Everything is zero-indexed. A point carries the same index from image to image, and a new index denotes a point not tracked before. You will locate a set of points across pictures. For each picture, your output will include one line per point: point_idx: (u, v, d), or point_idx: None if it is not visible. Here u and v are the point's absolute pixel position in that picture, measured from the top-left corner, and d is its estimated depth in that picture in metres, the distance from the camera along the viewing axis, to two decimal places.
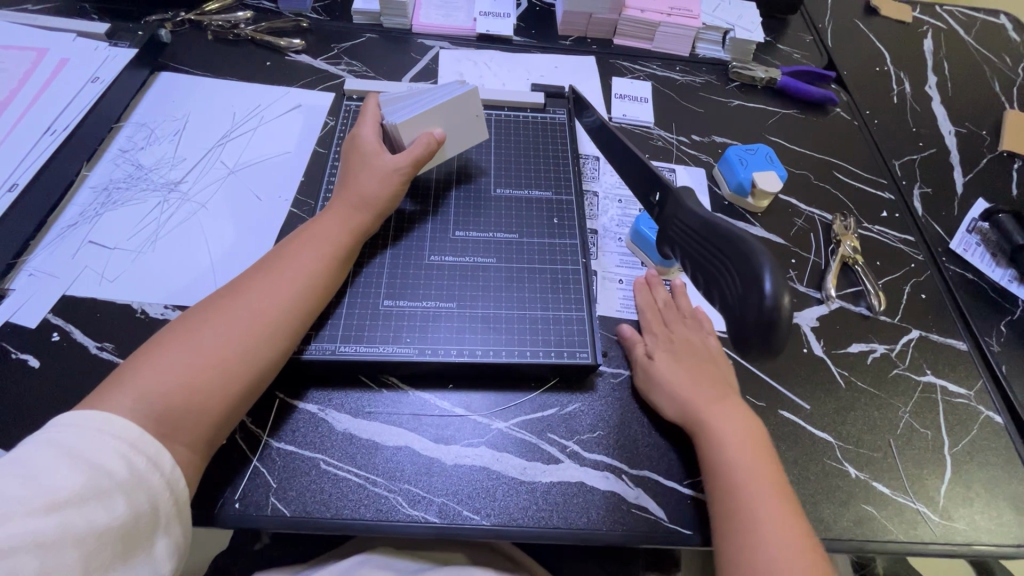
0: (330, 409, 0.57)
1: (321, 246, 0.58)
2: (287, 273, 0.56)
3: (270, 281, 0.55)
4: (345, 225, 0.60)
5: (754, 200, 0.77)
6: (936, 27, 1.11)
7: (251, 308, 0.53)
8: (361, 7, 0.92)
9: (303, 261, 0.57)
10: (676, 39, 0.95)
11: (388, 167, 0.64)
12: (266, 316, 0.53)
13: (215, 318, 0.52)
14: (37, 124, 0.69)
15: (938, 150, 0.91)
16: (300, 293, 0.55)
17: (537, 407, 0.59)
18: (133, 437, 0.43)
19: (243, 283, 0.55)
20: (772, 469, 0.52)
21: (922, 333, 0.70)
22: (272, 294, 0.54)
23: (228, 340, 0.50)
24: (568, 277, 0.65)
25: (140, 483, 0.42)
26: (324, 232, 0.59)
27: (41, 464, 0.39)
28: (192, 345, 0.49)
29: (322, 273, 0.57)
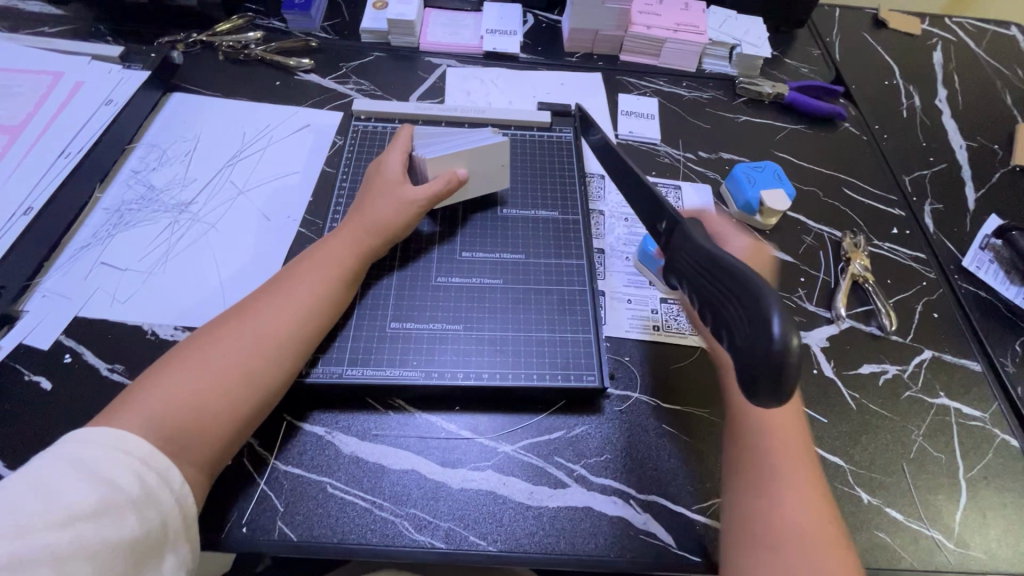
0: (337, 432, 0.57)
1: (326, 268, 0.58)
2: (291, 294, 0.56)
3: (276, 303, 0.55)
4: (353, 249, 0.61)
5: (762, 218, 0.76)
6: (946, 39, 1.10)
7: (257, 329, 0.53)
8: (370, 26, 0.93)
9: (311, 283, 0.57)
10: (682, 55, 0.96)
11: (405, 196, 0.65)
12: (272, 338, 0.53)
13: (223, 338, 0.52)
14: (51, 147, 0.70)
15: (948, 165, 0.90)
16: (304, 314, 0.55)
17: (543, 430, 0.59)
18: (144, 454, 0.43)
19: (250, 303, 0.55)
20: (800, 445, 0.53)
21: (934, 353, 0.69)
22: (277, 316, 0.54)
23: (234, 362, 0.51)
24: (574, 298, 0.65)
25: (152, 499, 0.42)
26: (333, 252, 0.60)
27: (55, 478, 0.39)
28: (198, 366, 0.50)
29: (327, 295, 0.57)
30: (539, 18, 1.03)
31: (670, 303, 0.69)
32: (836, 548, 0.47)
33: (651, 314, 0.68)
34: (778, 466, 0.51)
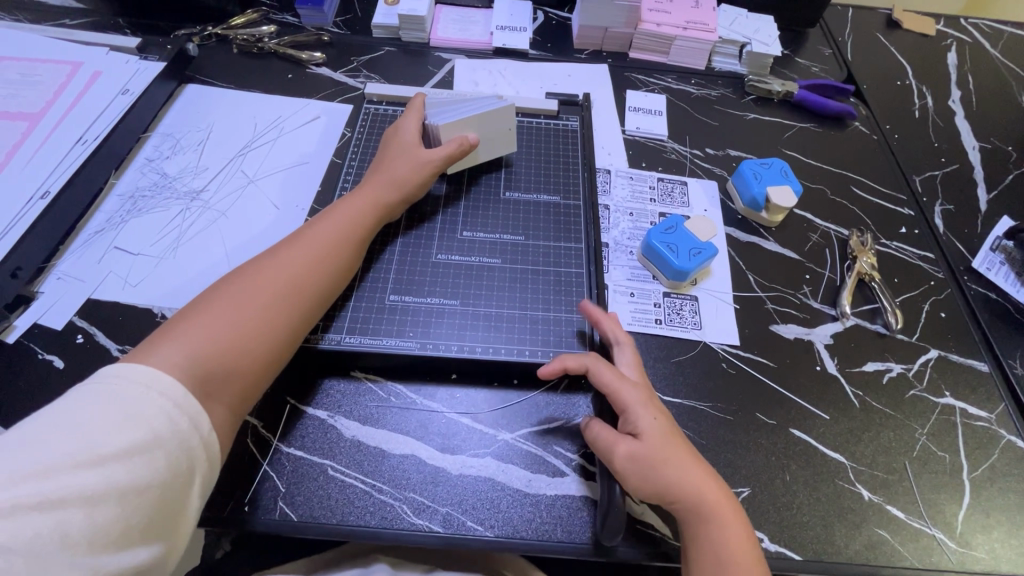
0: (339, 416, 0.58)
1: (347, 222, 0.60)
2: (313, 244, 0.57)
3: (298, 254, 0.56)
4: (371, 209, 0.62)
5: (769, 215, 0.76)
6: (961, 40, 1.09)
7: (282, 276, 0.54)
8: (381, 21, 0.94)
9: (332, 238, 0.58)
10: (692, 53, 0.96)
11: (422, 158, 0.66)
12: (297, 286, 0.54)
13: (249, 283, 0.53)
14: (69, 134, 0.71)
15: (960, 165, 0.89)
16: (326, 264, 0.57)
17: (543, 419, 0.59)
18: (177, 398, 0.43)
19: (272, 253, 0.56)
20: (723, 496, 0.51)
21: (940, 352, 0.68)
22: (301, 264, 0.55)
23: (261, 306, 0.52)
24: (570, 282, 0.66)
25: (181, 444, 0.41)
26: (352, 208, 0.61)
27: (86, 416, 0.39)
28: (225, 311, 0.50)
29: (347, 250, 0.59)
30: (549, 15, 1.03)
31: (673, 297, 0.70)
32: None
33: (654, 306, 0.69)
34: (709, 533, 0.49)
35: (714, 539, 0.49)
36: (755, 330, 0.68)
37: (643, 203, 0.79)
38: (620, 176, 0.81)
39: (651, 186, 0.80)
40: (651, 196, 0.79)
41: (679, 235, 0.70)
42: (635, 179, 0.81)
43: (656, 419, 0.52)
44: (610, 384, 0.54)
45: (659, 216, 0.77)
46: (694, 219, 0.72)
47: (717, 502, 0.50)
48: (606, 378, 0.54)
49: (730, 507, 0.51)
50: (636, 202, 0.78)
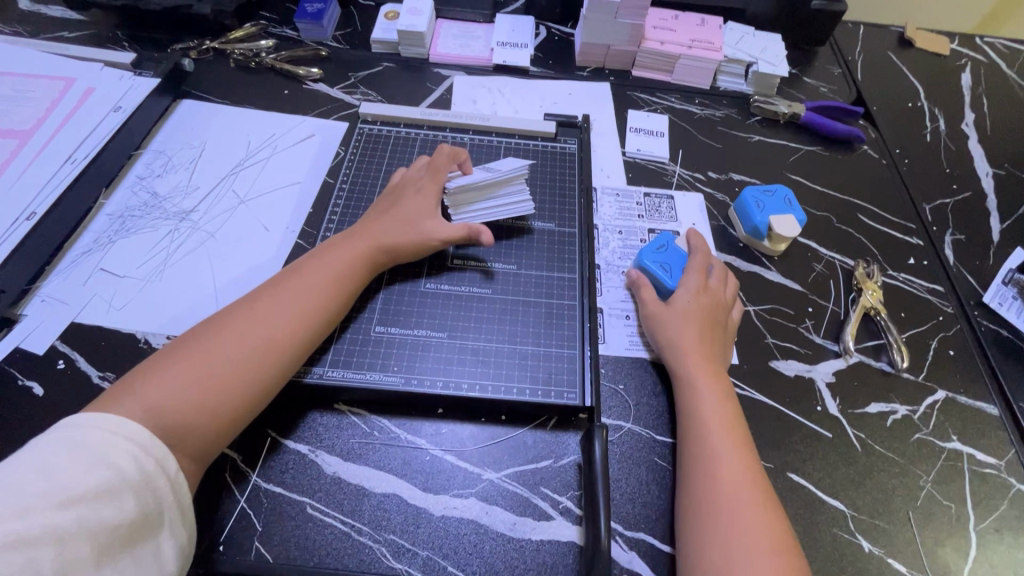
0: (321, 451, 0.56)
1: (336, 269, 0.58)
2: (298, 294, 0.55)
3: (284, 304, 0.54)
4: (364, 257, 0.60)
5: (771, 244, 0.74)
6: (975, 60, 1.06)
7: (260, 327, 0.52)
8: (380, 37, 0.93)
9: (320, 286, 0.56)
10: (697, 72, 0.93)
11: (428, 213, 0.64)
12: (276, 339, 0.52)
13: (227, 332, 0.51)
14: (59, 152, 0.71)
15: (972, 193, 0.86)
16: (308, 318, 0.55)
17: (531, 459, 0.57)
18: (144, 441, 0.42)
19: (257, 299, 0.55)
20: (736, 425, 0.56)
21: (948, 393, 0.66)
22: (282, 316, 0.53)
23: (235, 359, 0.50)
24: (563, 314, 0.64)
25: (149, 487, 0.41)
26: (344, 254, 0.59)
27: (53, 461, 0.38)
28: (201, 361, 0.49)
29: (334, 300, 0.57)
30: (551, 31, 1.02)
31: None
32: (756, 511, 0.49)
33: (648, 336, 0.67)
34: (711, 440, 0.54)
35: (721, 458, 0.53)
36: (754, 365, 0.66)
37: (630, 220, 0.77)
38: (607, 194, 0.80)
39: (638, 202, 0.79)
40: (639, 212, 0.78)
41: (671, 254, 0.68)
42: (621, 196, 0.79)
43: (686, 325, 0.61)
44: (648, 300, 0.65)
45: (649, 233, 0.76)
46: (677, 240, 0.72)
47: (730, 427, 0.55)
48: (647, 296, 0.66)
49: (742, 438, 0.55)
50: (624, 219, 0.77)
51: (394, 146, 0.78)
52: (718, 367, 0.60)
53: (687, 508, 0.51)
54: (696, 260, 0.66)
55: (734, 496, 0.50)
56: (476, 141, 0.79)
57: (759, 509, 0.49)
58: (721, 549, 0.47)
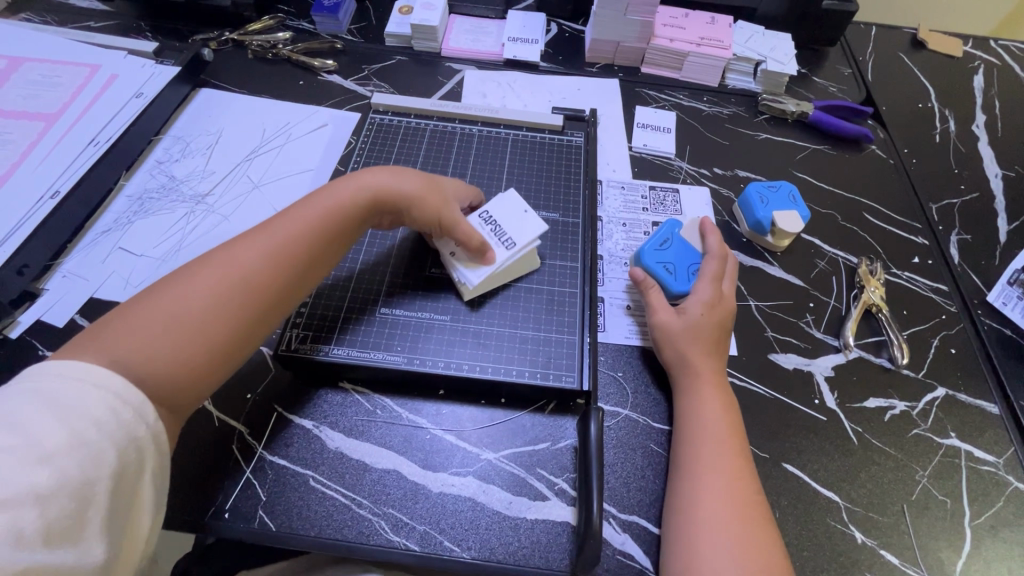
0: (324, 426, 0.58)
1: (314, 213, 0.56)
2: (280, 236, 0.54)
3: (257, 246, 0.53)
4: (348, 203, 0.58)
5: (773, 239, 0.74)
6: (988, 62, 1.06)
7: (240, 269, 0.51)
8: (394, 30, 0.95)
9: (296, 228, 0.55)
10: (705, 69, 0.94)
11: (432, 181, 0.63)
12: (257, 280, 0.52)
13: (204, 272, 0.50)
14: (82, 135, 0.73)
15: (980, 194, 0.86)
16: (290, 258, 0.54)
17: (528, 441, 0.58)
18: (119, 388, 0.42)
19: (236, 242, 0.54)
20: (734, 436, 0.56)
21: (948, 391, 0.66)
22: (263, 256, 0.53)
23: (215, 298, 0.49)
24: (564, 301, 0.65)
25: (127, 435, 0.41)
26: (326, 198, 0.58)
27: (24, 417, 0.38)
28: (171, 307, 0.48)
29: (313, 243, 0.56)
30: (562, 27, 1.03)
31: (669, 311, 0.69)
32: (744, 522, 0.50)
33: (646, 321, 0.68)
34: (703, 449, 0.54)
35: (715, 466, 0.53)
36: (752, 358, 0.66)
37: (635, 212, 0.78)
38: (612, 187, 0.81)
39: (643, 195, 0.80)
40: (643, 205, 0.79)
41: (673, 251, 0.68)
42: (627, 189, 0.80)
43: (693, 338, 0.60)
44: (654, 305, 0.64)
45: (652, 226, 0.77)
46: (686, 229, 0.70)
47: (727, 433, 0.56)
48: (653, 300, 0.65)
49: (740, 444, 0.55)
50: (629, 213, 0.78)
51: (404, 135, 0.80)
52: (721, 375, 0.60)
53: (676, 510, 0.52)
54: (710, 265, 0.65)
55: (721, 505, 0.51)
56: (485, 133, 0.81)
57: (741, 517, 0.50)
58: (706, 552, 0.49)
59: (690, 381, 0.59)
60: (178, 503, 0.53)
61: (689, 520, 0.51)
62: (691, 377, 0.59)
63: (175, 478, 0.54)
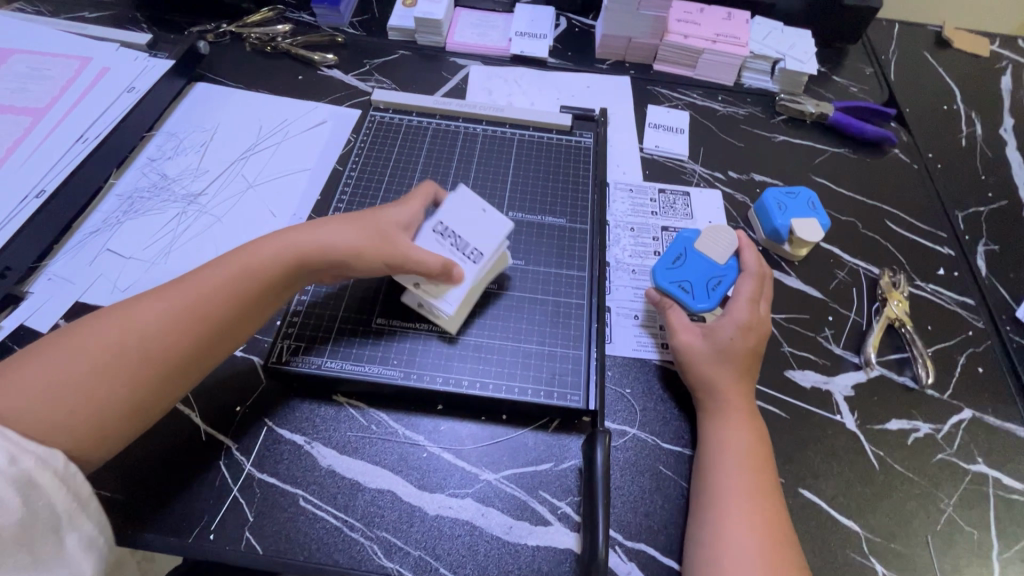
0: (316, 442, 0.55)
1: (235, 270, 0.53)
2: (188, 296, 0.51)
3: (169, 301, 0.51)
4: (275, 258, 0.55)
5: (791, 248, 0.71)
6: (1017, 62, 1.01)
7: (130, 339, 0.48)
8: (397, 24, 0.91)
9: (213, 285, 0.52)
10: (721, 67, 0.90)
11: (372, 221, 0.58)
12: (146, 350, 0.48)
13: (103, 331, 0.48)
14: (70, 131, 0.71)
15: (1009, 202, 0.82)
16: (185, 327, 0.50)
17: (530, 461, 0.55)
18: (13, 438, 0.40)
19: (137, 302, 0.51)
20: (765, 471, 0.52)
21: (975, 412, 0.62)
22: (164, 320, 0.50)
23: (98, 373, 0.47)
24: (570, 313, 0.62)
25: (29, 482, 0.40)
26: (252, 253, 0.55)
27: None
28: (69, 362, 0.46)
29: (228, 301, 0.53)
30: (572, 22, 0.99)
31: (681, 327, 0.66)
32: (772, 564, 0.47)
33: (658, 332, 0.64)
34: (732, 482, 0.51)
35: (746, 513, 0.49)
36: (768, 374, 0.63)
37: (644, 217, 0.75)
38: (620, 189, 0.77)
39: (652, 198, 0.77)
40: (653, 209, 0.75)
41: (688, 270, 0.64)
42: (636, 192, 0.77)
43: (722, 362, 0.57)
44: (676, 325, 0.61)
45: (662, 232, 0.73)
46: (702, 239, 0.65)
47: (758, 475, 0.52)
48: (675, 320, 0.61)
49: (771, 489, 0.51)
50: (637, 217, 0.74)
51: (406, 134, 0.76)
52: (750, 402, 0.57)
53: (700, 544, 0.49)
54: (747, 286, 0.61)
55: (747, 543, 0.48)
56: (489, 132, 0.77)
57: (768, 558, 0.47)
58: None
59: (722, 408, 0.56)
60: (162, 523, 0.50)
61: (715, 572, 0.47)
62: (721, 405, 0.56)
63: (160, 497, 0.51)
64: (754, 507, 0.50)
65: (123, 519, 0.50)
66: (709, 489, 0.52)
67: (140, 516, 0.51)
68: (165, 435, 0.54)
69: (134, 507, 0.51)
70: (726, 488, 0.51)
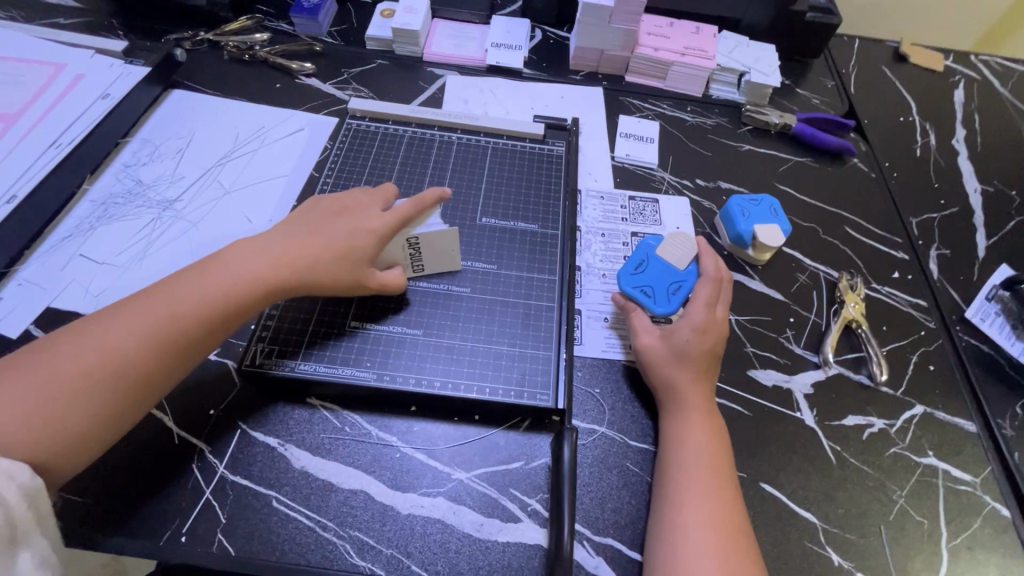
0: (290, 444, 0.56)
1: (209, 289, 0.53)
2: (163, 314, 0.51)
3: (139, 319, 0.51)
4: (250, 283, 0.54)
5: (754, 252, 0.74)
6: (969, 77, 1.07)
7: (103, 353, 0.49)
8: (374, 34, 0.93)
9: (186, 305, 0.52)
10: (689, 79, 0.93)
11: (348, 248, 0.57)
12: (117, 367, 0.49)
13: (74, 352, 0.48)
14: (44, 137, 0.71)
15: (960, 209, 0.86)
16: (157, 344, 0.50)
17: (502, 459, 0.57)
18: None
19: (107, 321, 0.51)
20: (721, 462, 0.55)
21: (926, 408, 0.65)
22: (137, 336, 0.50)
23: (68, 386, 0.47)
24: (541, 316, 0.63)
25: None
26: (223, 275, 0.54)
27: None
28: (41, 379, 0.47)
29: (203, 316, 0.52)
30: (547, 34, 1.02)
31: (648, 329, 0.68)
32: (725, 550, 0.49)
33: (625, 333, 0.67)
34: (689, 474, 0.53)
35: (704, 505, 0.52)
36: (733, 374, 0.65)
37: (615, 223, 0.77)
38: (592, 197, 0.80)
39: (622, 205, 0.79)
40: (623, 216, 0.78)
41: (649, 274, 0.67)
42: (607, 199, 0.79)
43: (680, 363, 0.59)
44: (637, 328, 0.63)
45: (632, 237, 0.76)
46: (663, 245, 0.68)
47: (715, 467, 0.54)
48: (637, 323, 0.64)
49: (728, 481, 0.54)
50: (608, 222, 0.77)
51: (382, 142, 0.78)
52: (709, 399, 0.59)
53: (660, 534, 0.51)
54: (703, 290, 0.63)
55: (702, 531, 0.50)
56: (463, 140, 0.79)
57: (722, 545, 0.49)
58: None
59: (679, 406, 0.58)
60: (133, 526, 0.51)
61: (674, 561, 0.49)
62: (680, 402, 0.58)
63: (132, 500, 0.52)
64: (709, 497, 0.52)
65: (91, 524, 0.50)
66: (668, 482, 0.54)
67: (111, 519, 0.51)
68: (137, 438, 0.55)
69: (105, 511, 0.51)
70: (682, 480, 0.53)
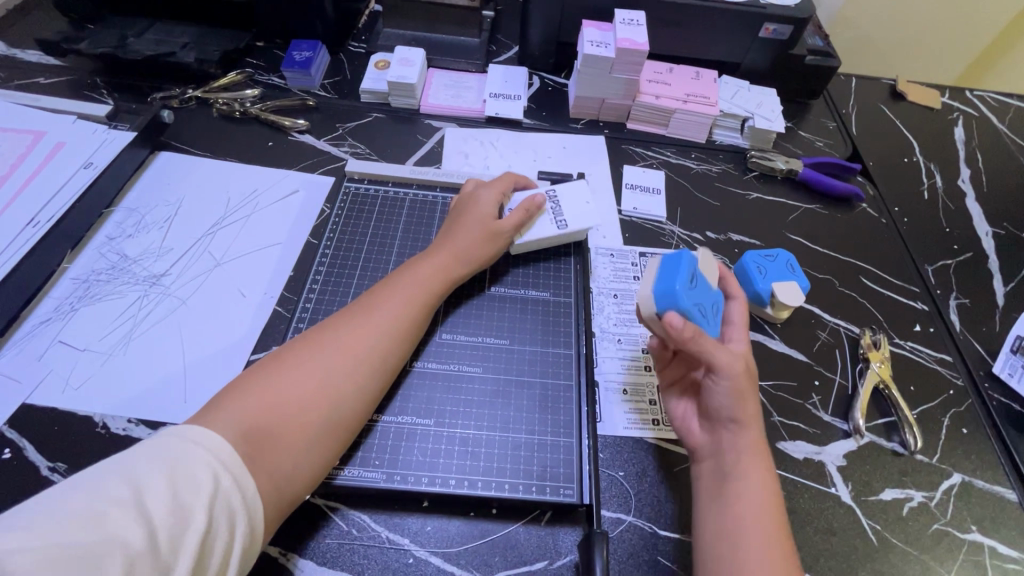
0: (293, 554, 0.50)
1: (410, 283, 0.59)
2: (379, 313, 0.56)
3: (360, 323, 0.55)
4: (435, 274, 0.61)
5: (773, 311, 0.71)
6: (967, 113, 1.07)
7: (345, 350, 0.52)
8: (370, 87, 0.90)
9: (396, 302, 0.57)
10: (693, 126, 0.92)
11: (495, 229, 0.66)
12: (360, 360, 0.52)
13: (314, 356, 0.51)
14: (19, 214, 0.66)
15: (974, 254, 0.85)
16: (390, 335, 0.55)
17: (525, 560, 0.52)
18: (223, 455, 0.41)
19: (324, 332, 0.54)
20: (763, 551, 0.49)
21: (964, 477, 0.62)
22: (367, 334, 0.54)
23: (301, 400, 0.48)
24: (559, 397, 0.60)
25: (222, 503, 0.39)
26: (414, 276, 0.60)
27: (141, 470, 0.38)
28: (297, 383, 0.49)
29: (413, 308, 0.58)
30: (545, 81, 1.00)
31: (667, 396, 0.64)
32: None
33: (648, 408, 0.63)
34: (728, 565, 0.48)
35: None
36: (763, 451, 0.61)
37: (627, 282, 0.74)
38: (602, 254, 0.77)
39: (633, 262, 0.76)
40: (635, 274, 0.75)
41: (699, 288, 0.57)
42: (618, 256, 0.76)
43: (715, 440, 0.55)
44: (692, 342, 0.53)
45: None
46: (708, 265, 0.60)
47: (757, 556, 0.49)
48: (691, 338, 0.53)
49: None
50: (620, 282, 0.74)
51: (382, 206, 0.75)
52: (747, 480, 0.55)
53: None
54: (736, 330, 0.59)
55: None
56: None
57: None
58: None
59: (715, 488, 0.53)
60: None
61: None
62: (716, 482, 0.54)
63: None
64: None
65: None
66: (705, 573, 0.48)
67: None
68: None
69: None
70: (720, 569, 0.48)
